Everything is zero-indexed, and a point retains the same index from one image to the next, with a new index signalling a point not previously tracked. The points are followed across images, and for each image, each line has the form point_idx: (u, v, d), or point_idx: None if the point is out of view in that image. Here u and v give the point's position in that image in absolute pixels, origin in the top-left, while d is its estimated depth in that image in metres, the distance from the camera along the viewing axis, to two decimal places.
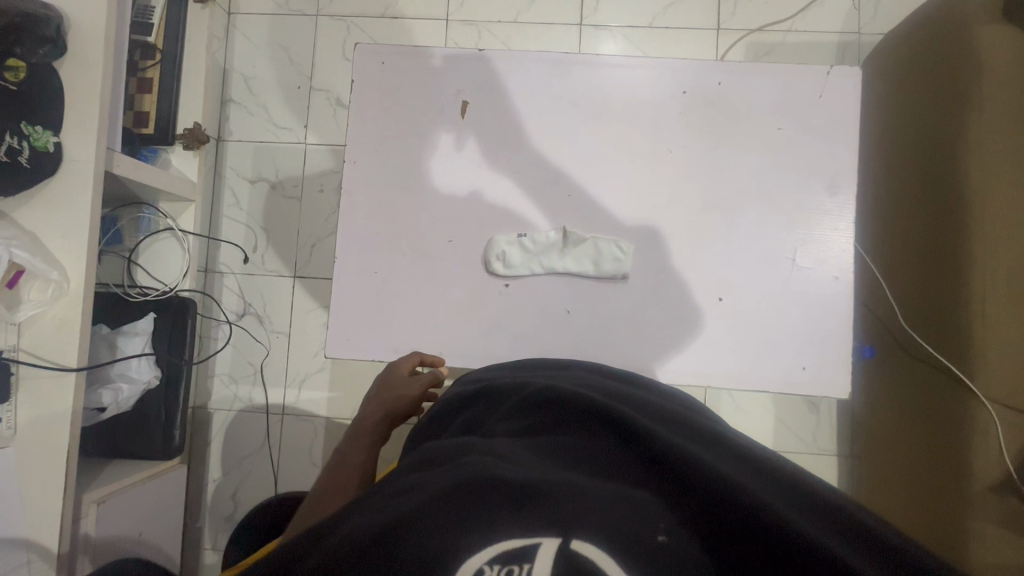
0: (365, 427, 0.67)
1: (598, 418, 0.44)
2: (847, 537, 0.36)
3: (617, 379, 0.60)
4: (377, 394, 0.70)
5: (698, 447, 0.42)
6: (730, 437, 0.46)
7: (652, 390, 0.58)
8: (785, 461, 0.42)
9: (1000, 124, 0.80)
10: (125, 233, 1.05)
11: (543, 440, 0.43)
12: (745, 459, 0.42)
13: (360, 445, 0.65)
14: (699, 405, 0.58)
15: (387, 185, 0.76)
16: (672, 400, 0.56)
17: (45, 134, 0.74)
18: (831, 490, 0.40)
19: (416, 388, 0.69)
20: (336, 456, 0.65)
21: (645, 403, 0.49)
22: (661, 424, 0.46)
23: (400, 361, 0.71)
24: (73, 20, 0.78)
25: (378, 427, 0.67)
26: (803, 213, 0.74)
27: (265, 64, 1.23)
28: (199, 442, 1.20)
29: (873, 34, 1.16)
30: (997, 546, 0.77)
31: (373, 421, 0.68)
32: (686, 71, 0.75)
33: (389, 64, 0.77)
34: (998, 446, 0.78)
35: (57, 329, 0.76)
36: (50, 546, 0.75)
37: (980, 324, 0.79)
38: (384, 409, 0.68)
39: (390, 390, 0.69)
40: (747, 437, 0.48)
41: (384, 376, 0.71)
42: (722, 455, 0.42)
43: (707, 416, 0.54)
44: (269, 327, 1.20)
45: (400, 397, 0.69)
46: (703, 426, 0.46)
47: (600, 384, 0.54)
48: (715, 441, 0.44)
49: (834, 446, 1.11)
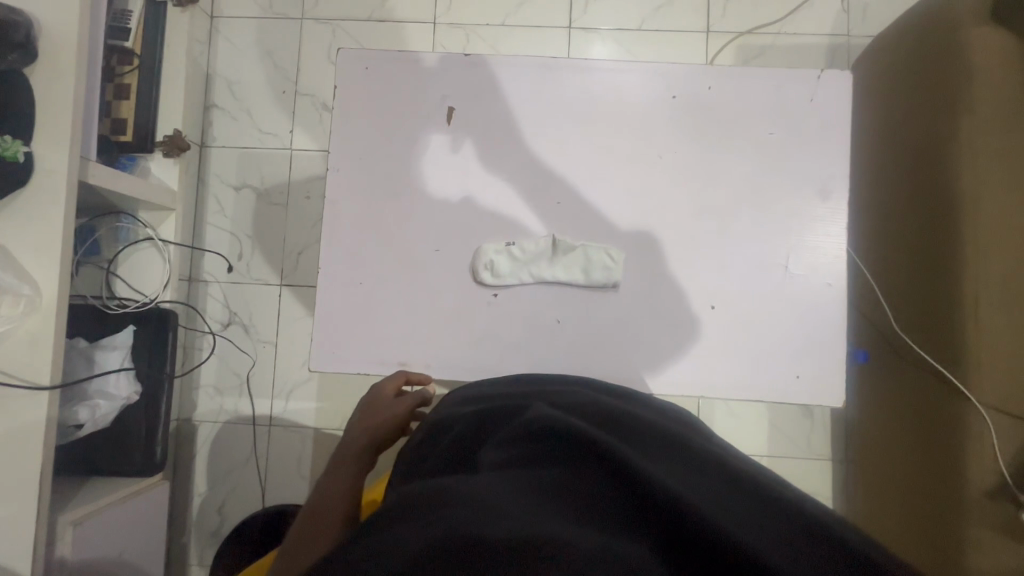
0: (348, 455, 0.63)
1: (588, 454, 0.42)
2: (846, 568, 0.34)
3: (611, 394, 0.59)
4: (362, 418, 0.68)
5: (686, 478, 0.41)
6: (721, 463, 0.44)
7: (650, 407, 0.57)
8: (778, 489, 0.41)
9: (991, 127, 0.79)
10: (103, 243, 1.03)
11: (527, 476, 0.42)
12: (742, 493, 0.40)
13: (343, 475, 0.61)
14: (697, 424, 0.57)
15: (371, 193, 0.74)
16: (665, 418, 0.54)
17: (14, 143, 0.71)
18: (828, 516, 0.38)
19: (402, 408, 0.67)
20: (314, 495, 0.60)
21: (633, 432, 0.48)
22: (649, 454, 0.44)
23: (384, 383, 0.70)
24: (44, 26, 0.75)
25: (364, 454, 0.64)
26: (795, 219, 0.73)
27: (249, 68, 1.21)
28: (183, 455, 1.17)
29: (863, 36, 1.15)
30: (993, 553, 0.76)
31: (357, 448, 0.64)
32: (676, 75, 0.74)
33: (373, 69, 0.75)
34: (993, 452, 0.77)
35: (29, 344, 0.73)
36: (23, 571, 0.72)
37: (973, 329, 0.79)
38: (370, 435, 0.65)
39: (374, 414, 0.67)
40: (742, 459, 0.47)
41: (369, 399, 0.69)
42: (712, 487, 0.40)
43: (705, 435, 0.53)
44: (255, 336, 1.18)
45: (384, 422, 0.66)
46: (700, 458, 0.45)
47: (590, 407, 0.53)
48: (704, 473, 0.43)
49: (828, 450, 1.10)
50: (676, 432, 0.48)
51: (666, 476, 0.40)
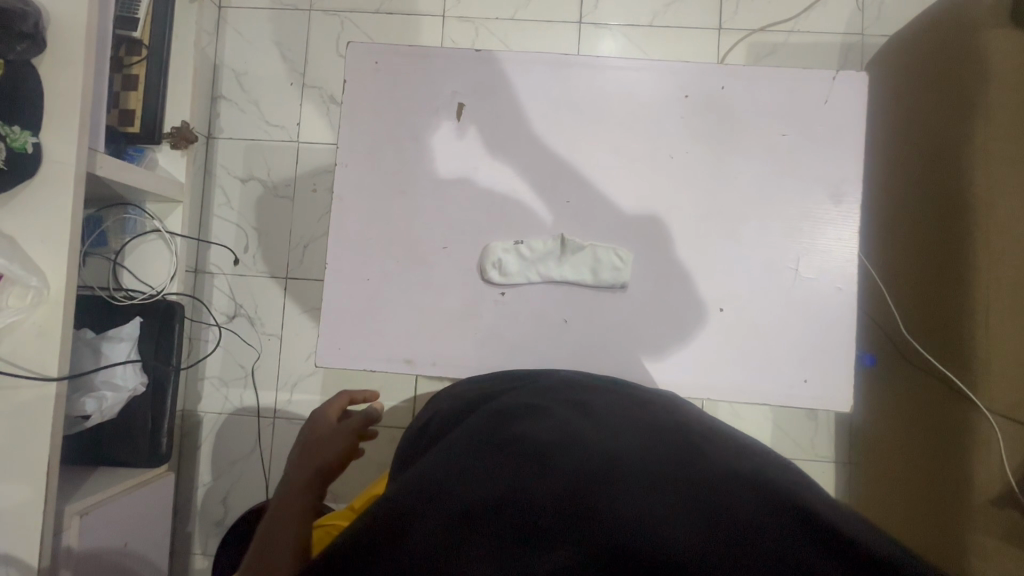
0: (290, 491, 0.53)
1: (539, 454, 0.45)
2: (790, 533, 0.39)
3: (606, 383, 0.60)
4: (303, 454, 0.60)
5: (637, 476, 0.43)
6: (668, 436, 0.48)
7: (616, 384, 0.60)
8: (734, 491, 0.42)
9: (1008, 131, 0.78)
10: (111, 235, 1.03)
11: (485, 481, 0.43)
12: (686, 468, 0.44)
13: (289, 510, 0.51)
14: (677, 399, 0.60)
15: (379, 190, 0.74)
16: (639, 402, 0.55)
17: (23, 135, 0.71)
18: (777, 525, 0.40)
19: (348, 429, 0.61)
20: (258, 541, 0.49)
21: (594, 428, 0.49)
22: (606, 455, 0.45)
23: (323, 412, 0.66)
24: (54, 18, 0.75)
25: (310, 483, 0.54)
26: (807, 222, 0.72)
27: (257, 60, 1.20)
28: (188, 446, 1.18)
29: (877, 36, 1.14)
30: (997, 560, 0.77)
31: (302, 480, 0.55)
32: (690, 75, 0.73)
33: (383, 64, 0.75)
34: (1000, 458, 0.77)
35: (38, 338, 0.74)
36: (30, 560, 0.73)
37: (983, 333, 0.78)
38: (316, 463, 0.57)
39: (317, 444, 0.60)
40: (691, 423, 0.50)
41: (310, 431, 0.63)
42: (658, 467, 0.44)
43: (682, 412, 0.53)
44: (260, 329, 1.18)
45: (330, 451, 0.58)
46: (646, 434, 0.48)
47: (546, 397, 0.55)
48: (657, 460, 0.45)
49: (832, 452, 1.10)
50: (626, 416, 0.52)
51: (615, 475, 0.43)
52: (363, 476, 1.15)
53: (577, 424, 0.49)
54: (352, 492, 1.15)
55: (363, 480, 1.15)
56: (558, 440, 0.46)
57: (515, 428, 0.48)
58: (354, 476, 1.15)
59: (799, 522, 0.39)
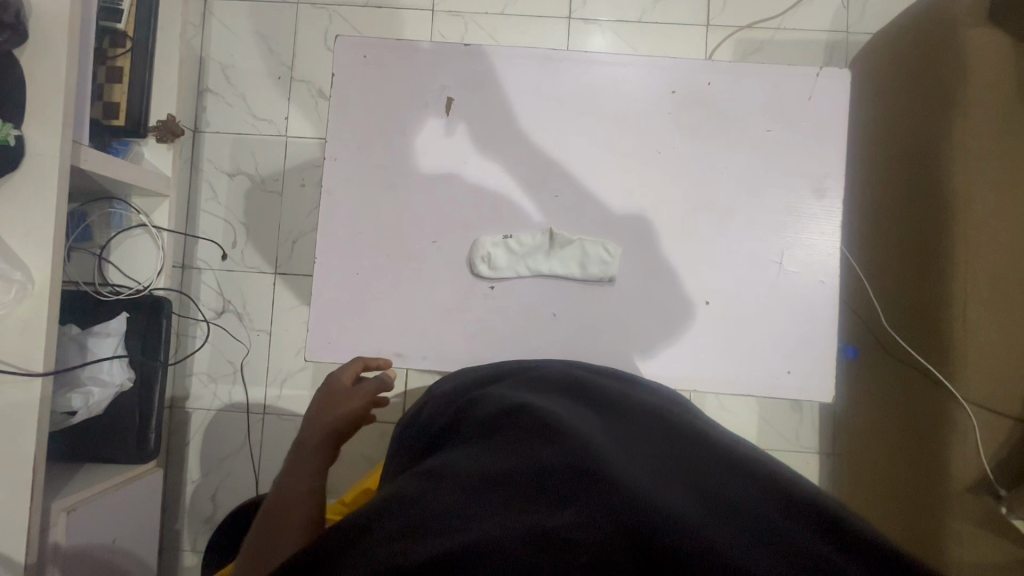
0: (304, 453, 0.56)
1: (542, 431, 0.46)
2: (782, 512, 0.40)
3: (598, 370, 0.62)
4: (315, 415, 0.61)
5: (636, 458, 0.45)
6: (666, 423, 0.49)
7: (609, 371, 0.62)
8: (729, 476, 0.43)
9: (987, 127, 0.81)
10: (96, 229, 1.03)
11: (492, 457, 0.44)
12: (683, 452, 0.45)
13: (301, 474, 0.53)
14: (667, 389, 0.61)
15: (368, 184, 0.74)
16: (638, 392, 0.56)
17: (6, 127, 0.70)
18: (779, 513, 0.40)
19: (364, 396, 0.62)
20: (275, 492, 0.52)
21: (600, 420, 0.50)
22: (615, 443, 0.46)
23: (338, 373, 0.65)
24: (33, 6, 0.74)
25: (323, 450, 0.56)
26: (791, 216, 0.73)
27: (243, 52, 1.19)
28: (177, 442, 1.17)
29: (860, 33, 1.16)
30: (973, 546, 0.79)
31: (314, 444, 0.57)
32: (677, 71, 0.74)
33: (372, 58, 0.75)
34: (977, 445, 0.80)
35: (22, 333, 0.73)
36: (16, 557, 0.73)
37: (960, 324, 0.80)
38: (326, 429, 0.58)
39: (329, 408, 0.61)
40: (690, 414, 0.52)
41: (323, 393, 0.64)
42: (656, 452, 0.46)
43: (678, 405, 0.55)
44: (249, 324, 1.17)
45: (340, 417, 0.59)
46: (647, 418, 0.50)
47: (552, 382, 0.57)
48: (655, 446, 0.46)
49: (816, 444, 1.12)
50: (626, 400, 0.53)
51: (613, 452, 0.44)
52: (352, 469, 1.15)
53: (579, 409, 0.51)
54: (341, 485, 1.15)
55: (352, 474, 1.15)
56: (561, 421, 0.47)
57: (522, 412, 0.49)
58: (341, 469, 1.15)
59: (802, 511, 0.40)
